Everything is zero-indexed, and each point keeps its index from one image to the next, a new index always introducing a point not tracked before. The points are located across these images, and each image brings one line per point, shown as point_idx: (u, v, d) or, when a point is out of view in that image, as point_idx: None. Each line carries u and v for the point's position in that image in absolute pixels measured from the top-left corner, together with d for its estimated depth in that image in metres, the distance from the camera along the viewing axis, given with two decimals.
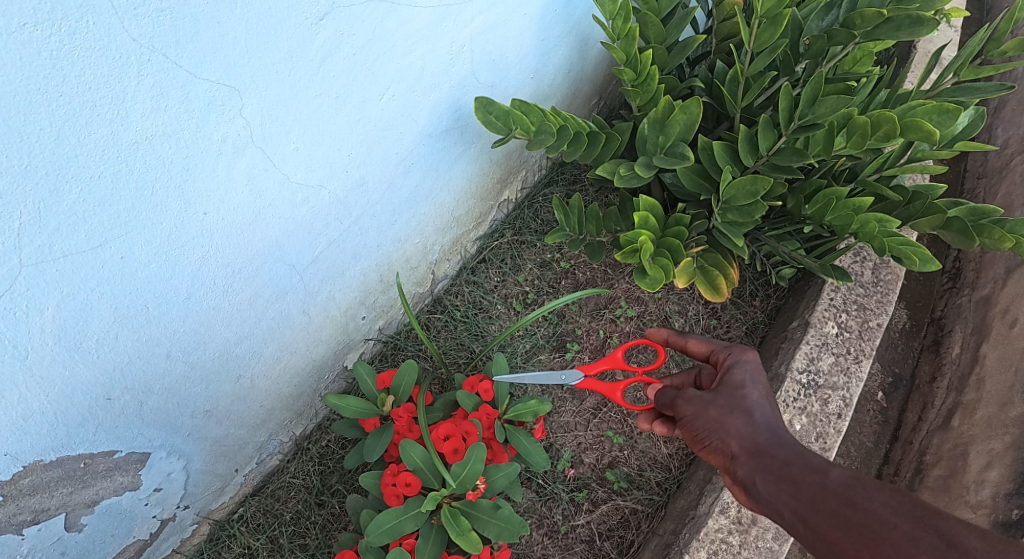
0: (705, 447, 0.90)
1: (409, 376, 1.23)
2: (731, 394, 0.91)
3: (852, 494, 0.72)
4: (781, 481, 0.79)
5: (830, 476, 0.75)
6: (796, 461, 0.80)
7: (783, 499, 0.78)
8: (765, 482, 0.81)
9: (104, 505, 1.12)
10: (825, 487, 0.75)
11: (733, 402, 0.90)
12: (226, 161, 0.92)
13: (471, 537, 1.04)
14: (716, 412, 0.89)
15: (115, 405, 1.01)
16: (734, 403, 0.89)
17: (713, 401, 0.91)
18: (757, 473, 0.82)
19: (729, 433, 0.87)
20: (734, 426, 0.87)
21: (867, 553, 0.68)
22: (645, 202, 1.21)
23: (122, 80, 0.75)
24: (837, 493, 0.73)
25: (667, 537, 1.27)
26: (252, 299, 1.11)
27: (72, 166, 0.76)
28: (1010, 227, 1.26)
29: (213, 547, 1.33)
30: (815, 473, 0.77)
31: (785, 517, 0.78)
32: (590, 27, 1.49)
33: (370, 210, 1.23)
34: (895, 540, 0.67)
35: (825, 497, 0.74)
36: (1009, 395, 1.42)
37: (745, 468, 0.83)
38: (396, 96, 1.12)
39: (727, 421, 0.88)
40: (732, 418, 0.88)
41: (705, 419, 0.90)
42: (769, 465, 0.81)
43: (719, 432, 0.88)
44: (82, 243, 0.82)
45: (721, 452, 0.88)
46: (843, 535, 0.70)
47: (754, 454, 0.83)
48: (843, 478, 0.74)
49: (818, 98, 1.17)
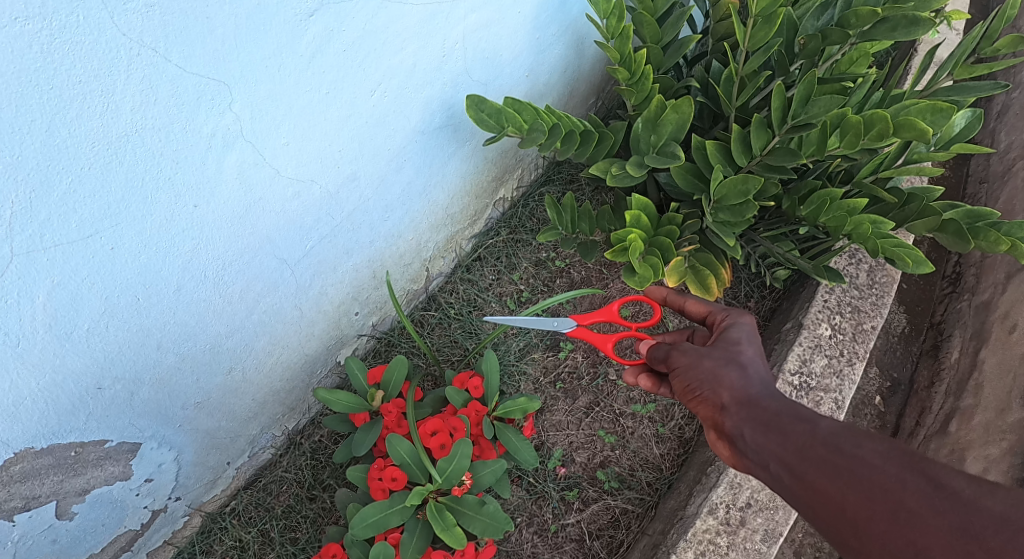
0: (695, 398, 0.85)
1: (399, 371, 1.24)
2: (726, 349, 0.87)
3: (841, 440, 0.68)
4: (770, 431, 0.74)
5: (819, 425, 0.71)
6: (786, 412, 0.75)
7: (770, 449, 0.73)
8: (753, 432, 0.76)
9: (95, 494, 1.13)
10: (814, 435, 0.70)
11: (728, 356, 0.86)
12: (216, 155, 0.93)
13: (456, 532, 1.05)
14: (711, 364, 0.85)
15: (106, 394, 1.02)
16: (729, 357, 0.85)
17: (707, 353, 0.87)
18: (745, 423, 0.77)
19: (722, 384, 0.82)
20: (728, 378, 0.82)
21: (851, 495, 0.64)
22: (637, 201, 1.20)
23: (112, 74, 0.76)
24: (825, 439, 0.69)
25: (656, 538, 1.27)
26: (243, 292, 1.12)
27: (62, 158, 0.77)
28: (1007, 230, 1.25)
29: (204, 540, 1.34)
30: (804, 423, 0.73)
31: (770, 467, 0.73)
32: (585, 26, 1.49)
33: (363, 206, 1.24)
34: (883, 483, 0.63)
35: (813, 444, 0.70)
36: (1006, 401, 1.41)
37: (734, 418, 0.78)
38: (388, 93, 1.13)
39: (721, 373, 0.83)
40: (727, 370, 0.83)
41: (700, 370, 0.86)
42: (758, 415, 0.77)
43: (711, 383, 0.83)
44: (72, 234, 0.83)
45: (711, 403, 0.83)
46: (828, 480, 0.66)
47: (745, 405, 0.79)
48: (833, 426, 0.70)
49: (812, 98, 1.15)
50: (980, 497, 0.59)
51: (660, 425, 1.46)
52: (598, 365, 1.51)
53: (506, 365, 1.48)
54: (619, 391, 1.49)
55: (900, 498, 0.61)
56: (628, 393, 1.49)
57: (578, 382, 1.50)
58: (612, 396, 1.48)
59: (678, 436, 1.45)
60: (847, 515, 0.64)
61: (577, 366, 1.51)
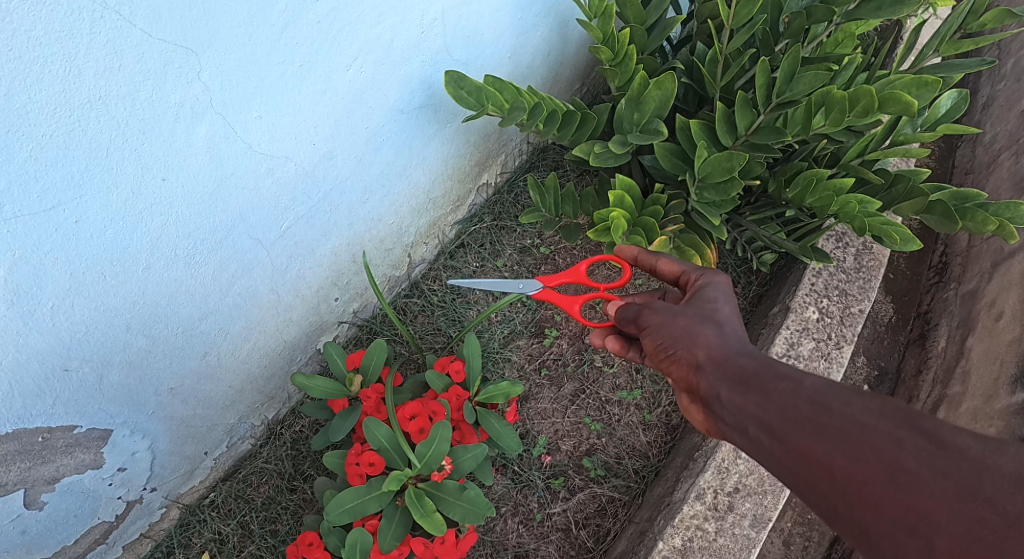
0: (669, 358, 0.81)
1: (378, 355, 1.21)
2: (701, 307, 0.84)
3: (828, 399, 0.64)
4: (748, 390, 0.70)
5: (803, 382, 0.67)
6: (765, 370, 0.71)
7: (748, 410, 0.69)
8: (730, 392, 0.72)
9: (66, 484, 1.09)
10: (797, 393, 0.66)
11: (703, 313, 0.82)
12: (185, 126, 0.90)
13: (434, 518, 1.01)
14: (684, 322, 0.81)
15: (74, 377, 0.99)
16: (704, 315, 0.82)
17: (680, 312, 0.83)
18: (721, 382, 0.73)
19: (698, 342, 0.78)
20: (703, 337, 0.79)
21: (840, 457, 0.59)
22: (622, 181, 1.18)
23: (74, 36, 0.74)
24: (811, 397, 0.65)
25: (643, 525, 1.25)
26: (215, 273, 1.09)
27: (24, 123, 0.74)
28: (994, 211, 1.23)
29: (182, 533, 1.32)
30: (786, 380, 0.68)
31: (748, 429, 0.69)
32: (568, 9, 1.48)
33: (340, 186, 1.21)
34: (876, 443, 0.59)
35: (796, 403, 0.65)
36: (993, 388, 1.38)
37: (709, 378, 0.75)
38: (365, 68, 1.10)
39: (696, 331, 0.79)
40: (702, 328, 0.80)
41: (672, 328, 0.82)
42: (734, 373, 0.73)
43: (686, 341, 0.79)
44: (34, 206, 0.80)
45: (685, 362, 0.79)
46: (816, 441, 0.61)
47: (719, 363, 0.75)
48: (818, 384, 0.66)
49: (796, 75, 1.14)
50: (990, 455, 0.55)
51: (647, 412, 1.44)
52: (585, 351, 1.48)
53: (489, 352, 1.46)
54: (605, 377, 1.46)
55: (896, 458, 0.57)
56: (614, 380, 1.46)
57: (563, 368, 1.47)
58: (598, 383, 1.46)
59: (665, 423, 1.43)
60: (837, 480, 0.59)
61: (562, 353, 1.48)
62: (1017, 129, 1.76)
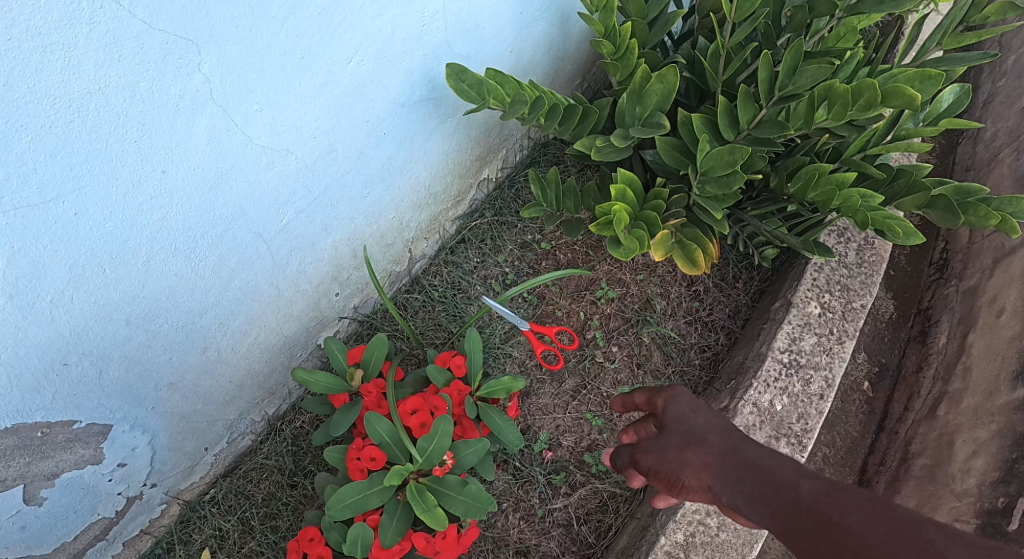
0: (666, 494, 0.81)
1: (378, 350, 1.20)
2: (684, 427, 0.82)
3: (823, 506, 0.63)
4: (747, 512, 0.70)
5: (800, 490, 0.66)
6: (762, 479, 0.70)
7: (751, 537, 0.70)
8: (731, 504, 0.72)
9: (66, 479, 1.09)
10: (793, 502, 0.66)
11: (688, 433, 0.81)
12: (185, 118, 0.90)
13: (437, 513, 1.01)
14: (673, 453, 0.80)
15: (73, 371, 0.98)
16: (690, 435, 0.80)
17: (666, 444, 0.82)
18: (720, 493, 0.73)
19: (689, 464, 0.77)
20: (694, 456, 0.78)
21: None
22: (623, 175, 1.18)
23: (74, 26, 0.73)
24: (805, 508, 0.65)
25: (644, 520, 1.24)
26: (215, 268, 1.09)
27: (22, 114, 0.74)
28: (998, 207, 1.22)
29: (183, 530, 1.31)
30: (783, 489, 0.68)
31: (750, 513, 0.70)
32: (570, 3, 1.47)
33: (340, 180, 1.21)
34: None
35: (792, 521, 0.65)
36: (994, 384, 1.38)
37: (707, 486, 0.75)
38: (365, 61, 1.10)
39: (686, 454, 0.79)
40: (690, 452, 0.78)
41: (662, 465, 0.81)
42: (731, 478, 0.73)
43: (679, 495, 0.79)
44: (33, 197, 0.79)
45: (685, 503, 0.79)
46: None
47: (714, 477, 0.74)
48: (814, 493, 0.65)
49: (798, 68, 1.13)
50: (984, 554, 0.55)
51: None
52: (586, 347, 1.47)
53: (490, 347, 1.45)
54: (606, 373, 1.45)
55: None
56: (615, 375, 1.45)
57: (564, 364, 1.46)
58: (600, 378, 1.45)
59: None
60: None
61: (563, 349, 1.48)
62: (1018, 126, 1.76)
